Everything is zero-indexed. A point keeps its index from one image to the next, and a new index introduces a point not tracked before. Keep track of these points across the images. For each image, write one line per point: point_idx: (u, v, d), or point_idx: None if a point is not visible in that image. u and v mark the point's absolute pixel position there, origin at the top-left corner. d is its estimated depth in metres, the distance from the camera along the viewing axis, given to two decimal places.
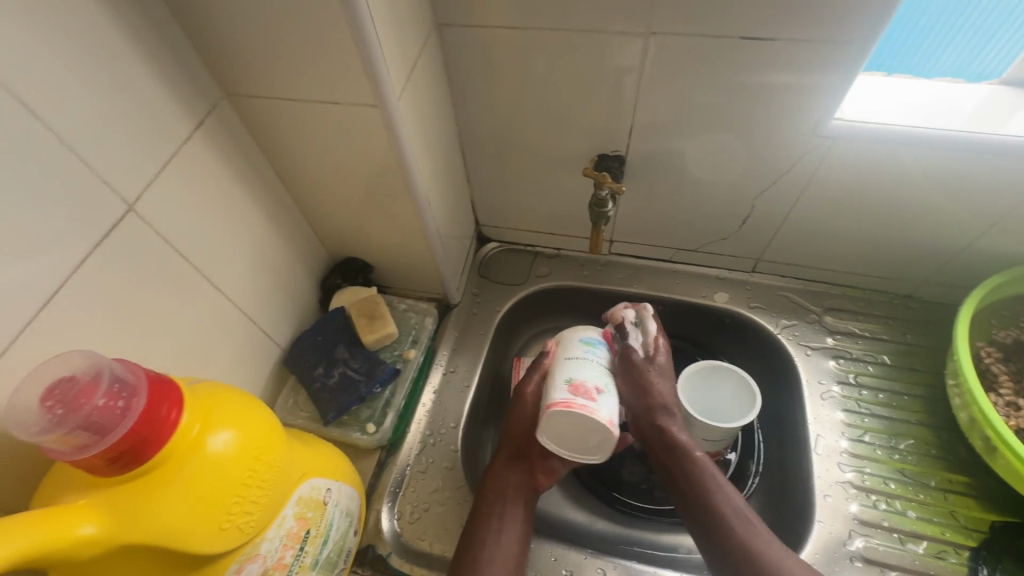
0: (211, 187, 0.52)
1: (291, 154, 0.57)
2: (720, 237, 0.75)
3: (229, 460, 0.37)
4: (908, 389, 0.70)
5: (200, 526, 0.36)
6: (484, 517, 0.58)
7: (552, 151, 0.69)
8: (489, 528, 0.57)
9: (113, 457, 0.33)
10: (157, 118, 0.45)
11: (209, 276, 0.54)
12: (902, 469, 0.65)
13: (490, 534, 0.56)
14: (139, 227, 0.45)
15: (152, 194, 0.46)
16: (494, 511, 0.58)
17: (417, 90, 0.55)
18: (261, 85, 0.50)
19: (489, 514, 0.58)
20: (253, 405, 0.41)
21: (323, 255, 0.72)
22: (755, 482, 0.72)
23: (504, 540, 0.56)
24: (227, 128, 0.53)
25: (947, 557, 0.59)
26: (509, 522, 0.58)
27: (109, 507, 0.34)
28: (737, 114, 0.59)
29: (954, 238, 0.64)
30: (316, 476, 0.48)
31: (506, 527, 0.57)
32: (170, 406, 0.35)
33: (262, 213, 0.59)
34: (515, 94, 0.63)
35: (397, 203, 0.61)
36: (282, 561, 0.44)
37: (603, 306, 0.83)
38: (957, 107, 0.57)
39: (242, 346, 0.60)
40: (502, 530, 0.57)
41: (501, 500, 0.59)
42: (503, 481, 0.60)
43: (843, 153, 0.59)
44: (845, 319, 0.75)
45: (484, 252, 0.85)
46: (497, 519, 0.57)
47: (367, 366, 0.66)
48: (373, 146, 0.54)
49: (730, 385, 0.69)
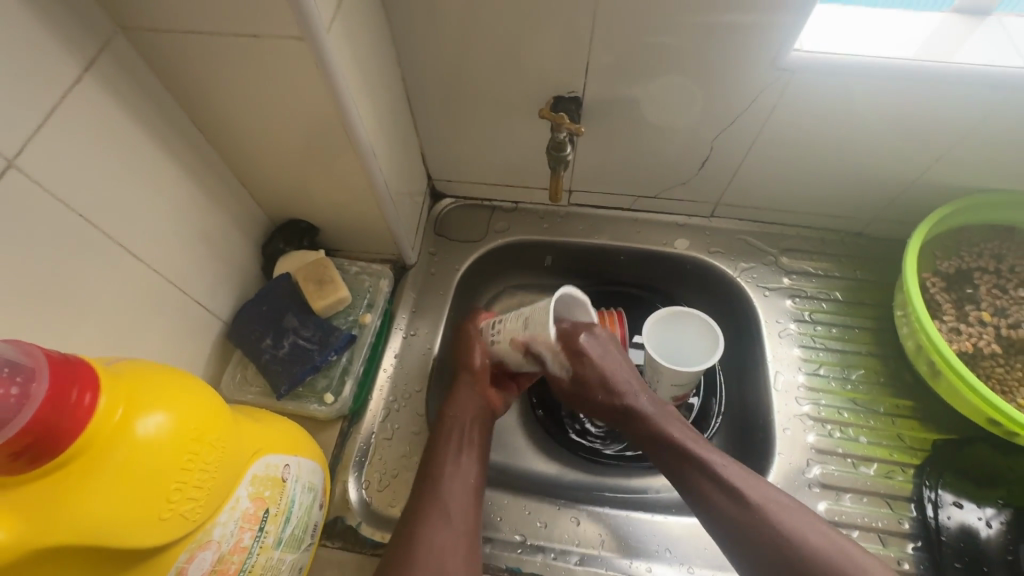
0: (116, 139, 0.45)
1: (210, 100, 0.50)
2: (680, 182, 0.73)
3: (164, 445, 0.33)
4: (859, 322, 0.72)
5: (136, 519, 0.32)
6: (440, 448, 0.58)
7: (505, 94, 0.64)
8: (447, 462, 0.56)
9: (17, 453, 0.29)
10: (33, 54, 0.38)
11: (124, 243, 0.47)
12: (854, 398, 0.68)
13: (449, 467, 0.56)
14: (26, 186, 0.39)
15: (40, 149, 0.39)
16: (450, 445, 0.58)
17: (351, 22, 0.48)
18: (162, 17, 0.43)
19: (445, 446, 0.58)
20: (188, 383, 0.37)
21: (260, 218, 0.65)
22: (719, 421, 0.73)
23: (461, 473, 0.56)
24: (126, 68, 0.45)
25: (895, 476, 0.63)
26: (466, 453, 0.58)
27: (22, 508, 0.29)
28: (696, 52, 0.56)
29: (903, 173, 0.65)
30: (270, 453, 0.45)
31: (460, 458, 0.57)
32: (82, 389, 0.31)
33: (182, 171, 0.52)
34: (461, 29, 0.57)
35: (339, 155, 0.55)
36: (241, 544, 0.41)
37: (564, 259, 0.81)
38: (910, 35, 0.56)
39: (175, 321, 0.54)
40: (458, 458, 0.57)
41: (456, 437, 0.59)
42: (462, 419, 0.60)
43: (802, 89, 0.57)
44: (801, 259, 0.76)
45: (439, 210, 0.81)
46: (452, 455, 0.57)
47: (320, 334, 0.62)
48: (305, 88, 0.48)
49: (693, 327, 0.69)
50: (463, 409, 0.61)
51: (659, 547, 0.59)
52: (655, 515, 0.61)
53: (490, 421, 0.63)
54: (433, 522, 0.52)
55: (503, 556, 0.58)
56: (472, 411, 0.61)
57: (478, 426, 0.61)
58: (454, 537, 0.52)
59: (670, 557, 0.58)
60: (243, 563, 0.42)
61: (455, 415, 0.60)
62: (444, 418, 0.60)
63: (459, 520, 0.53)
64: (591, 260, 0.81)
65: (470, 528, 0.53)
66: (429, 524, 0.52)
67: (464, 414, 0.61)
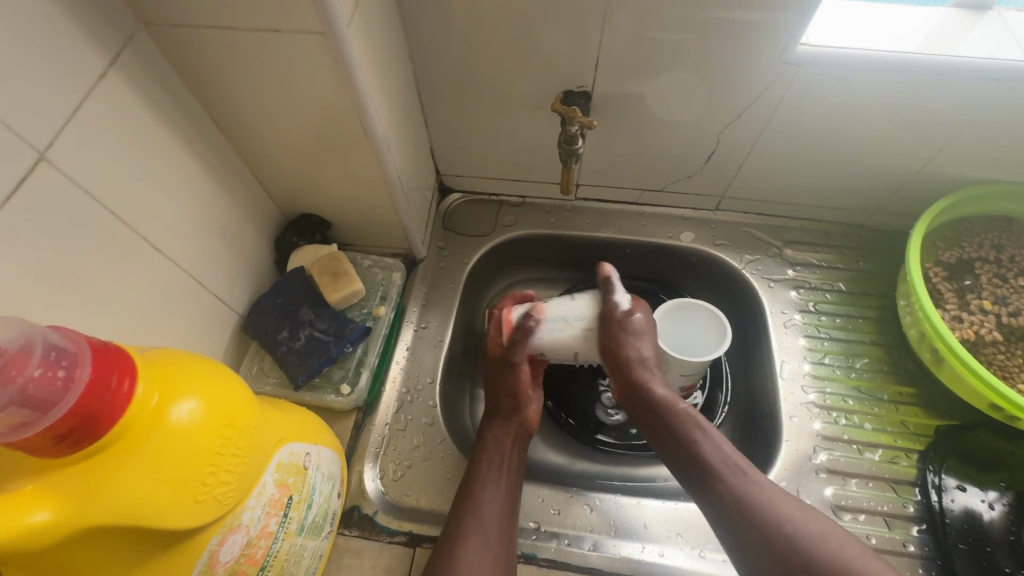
0: (139, 132, 0.46)
1: (228, 95, 0.51)
2: (686, 175, 0.74)
3: (197, 431, 0.34)
4: (862, 313, 0.73)
5: (173, 502, 0.33)
6: (482, 471, 0.59)
7: (515, 89, 0.65)
8: (487, 484, 0.58)
9: (60, 436, 0.30)
10: (61, 49, 0.38)
11: (147, 236, 0.48)
12: (858, 386, 0.69)
13: (489, 488, 0.57)
14: (56, 179, 0.39)
15: (69, 143, 0.40)
16: (491, 469, 0.59)
17: (368, 17, 0.49)
18: (185, 12, 0.43)
19: (486, 469, 0.59)
20: (218, 371, 0.38)
21: (273, 213, 0.66)
22: (726, 411, 0.74)
23: (501, 494, 0.57)
24: (148, 63, 0.46)
25: (899, 462, 0.64)
26: (505, 476, 0.59)
27: (65, 489, 0.30)
28: (704, 47, 0.57)
29: (905, 165, 0.67)
30: (293, 441, 0.45)
31: (501, 482, 0.58)
32: (121, 374, 0.32)
33: (200, 165, 0.53)
34: (473, 24, 0.58)
35: (354, 149, 0.56)
36: (267, 529, 0.42)
37: (571, 252, 0.82)
38: (914, 30, 0.57)
39: (194, 313, 0.55)
40: (500, 483, 0.58)
41: (497, 461, 0.60)
42: (502, 445, 0.62)
43: (808, 82, 0.58)
44: (804, 251, 0.77)
45: (447, 204, 0.82)
46: (493, 478, 0.58)
47: (336, 326, 0.63)
48: (323, 82, 0.49)
49: (700, 318, 0.70)
50: (503, 436, 0.62)
51: (670, 533, 0.60)
52: (665, 501, 0.62)
53: (526, 446, 0.64)
54: (474, 544, 0.53)
55: (518, 543, 0.59)
56: (511, 436, 0.63)
57: (516, 450, 0.62)
58: (492, 562, 0.53)
59: (681, 542, 0.60)
60: (270, 547, 0.43)
61: (495, 441, 0.62)
62: (485, 444, 0.62)
63: (496, 543, 0.54)
64: (598, 253, 0.82)
65: (505, 551, 0.54)
66: (469, 548, 0.53)
67: (501, 439, 0.62)
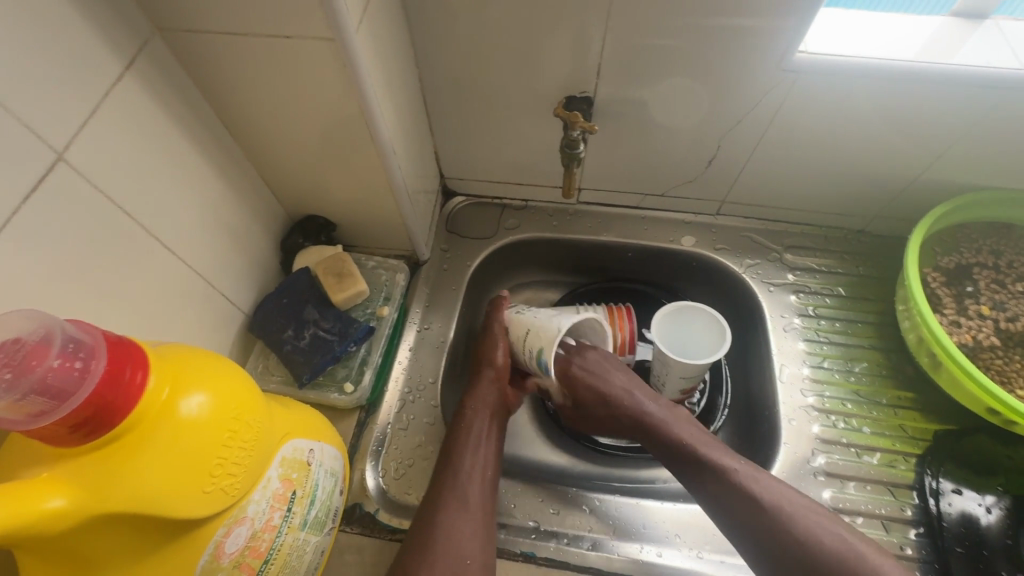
0: (152, 135, 0.47)
1: (238, 99, 0.52)
2: (687, 180, 0.75)
3: (205, 423, 0.35)
4: (861, 317, 0.74)
5: (182, 491, 0.34)
6: (461, 438, 0.59)
7: (519, 95, 0.66)
8: (465, 454, 0.58)
9: (75, 425, 0.31)
10: (80, 54, 0.40)
11: (158, 235, 0.49)
12: (857, 390, 0.69)
13: (468, 456, 0.58)
14: (72, 179, 0.41)
15: (85, 144, 0.41)
16: (470, 438, 0.59)
17: (376, 23, 0.50)
18: (198, 18, 0.45)
19: (465, 437, 0.59)
20: (226, 366, 0.39)
21: (280, 214, 0.67)
22: (726, 414, 0.75)
23: (480, 465, 0.58)
24: (162, 67, 0.47)
25: (897, 465, 0.65)
26: (483, 446, 0.59)
27: (78, 477, 0.31)
28: (704, 56, 0.58)
29: (904, 171, 0.67)
30: (297, 437, 0.46)
31: (480, 451, 0.59)
32: (135, 367, 0.33)
33: (210, 167, 0.55)
34: (478, 31, 0.59)
35: (360, 152, 0.57)
36: (271, 523, 0.43)
37: (573, 255, 0.83)
38: (911, 38, 0.58)
39: (202, 312, 0.56)
40: (480, 452, 0.59)
41: (473, 429, 0.60)
42: (480, 411, 0.62)
43: (807, 89, 0.59)
44: (804, 255, 0.78)
45: (451, 207, 0.83)
46: (472, 445, 0.59)
47: (340, 325, 0.64)
48: (331, 87, 0.50)
49: (700, 321, 0.71)
50: (482, 404, 0.62)
51: (669, 533, 0.61)
52: (664, 502, 0.63)
53: (505, 415, 0.64)
54: (453, 510, 0.54)
55: (518, 541, 0.59)
56: (489, 407, 0.62)
57: (493, 421, 0.62)
58: (472, 527, 0.54)
59: (680, 542, 0.60)
60: (273, 541, 0.43)
61: (473, 412, 0.61)
62: (463, 410, 0.62)
63: (478, 509, 0.55)
64: (600, 257, 0.82)
65: (485, 516, 0.55)
66: (447, 513, 0.54)
67: (482, 407, 0.62)
